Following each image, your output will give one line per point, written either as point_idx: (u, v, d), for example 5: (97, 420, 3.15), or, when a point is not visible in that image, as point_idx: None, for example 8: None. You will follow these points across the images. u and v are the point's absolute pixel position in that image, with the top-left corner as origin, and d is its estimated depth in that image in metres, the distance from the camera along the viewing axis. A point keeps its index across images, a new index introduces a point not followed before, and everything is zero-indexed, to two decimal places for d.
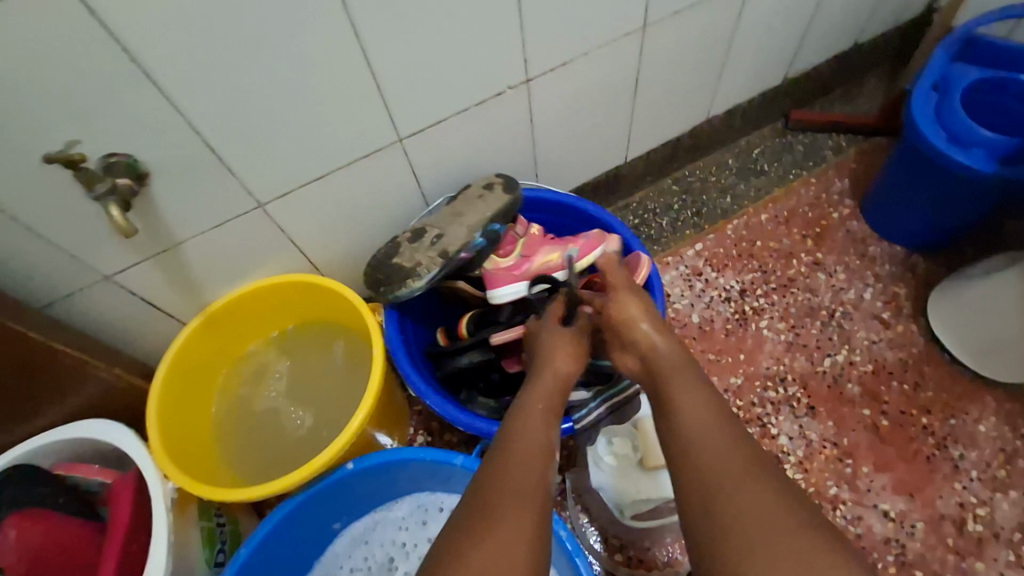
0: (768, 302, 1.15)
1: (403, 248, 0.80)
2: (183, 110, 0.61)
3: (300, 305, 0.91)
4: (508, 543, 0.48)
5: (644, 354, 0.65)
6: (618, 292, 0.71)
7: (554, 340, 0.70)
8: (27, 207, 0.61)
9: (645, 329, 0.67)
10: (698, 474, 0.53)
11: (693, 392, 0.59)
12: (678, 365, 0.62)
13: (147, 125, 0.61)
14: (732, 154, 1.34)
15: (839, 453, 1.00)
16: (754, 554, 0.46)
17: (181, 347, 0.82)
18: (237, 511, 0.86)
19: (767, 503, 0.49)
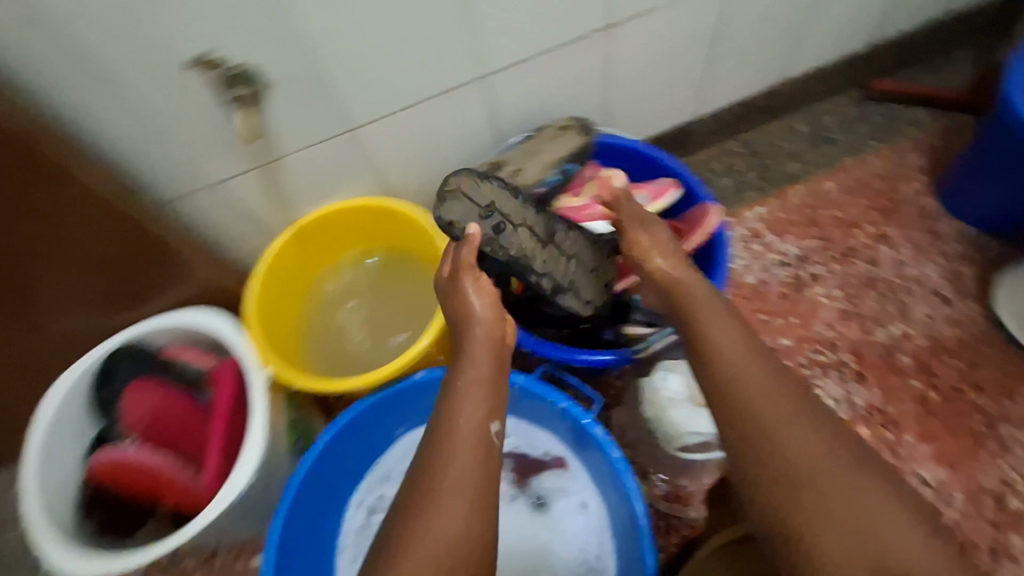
0: (826, 270, 1.15)
1: (480, 180, 0.85)
2: (301, 30, 0.67)
3: (377, 230, 0.97)
4: (446, 523, 0.54)
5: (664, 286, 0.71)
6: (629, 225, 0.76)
7: (467, 293, 0.68)
8: (160, 110, 0.69)
9: (656, 262, 0.72)
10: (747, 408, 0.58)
11: (731, 337, 0.63)
12: (702, 294, 0.68)
13: (270, 41, 0.66)
14: (804, 120, 1.32)
15: (884, 420, 1.02)
16: (801, 495, 0.53)
17: (274, 255, 0.90)
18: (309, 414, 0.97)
19: (818, 446, 0.55)
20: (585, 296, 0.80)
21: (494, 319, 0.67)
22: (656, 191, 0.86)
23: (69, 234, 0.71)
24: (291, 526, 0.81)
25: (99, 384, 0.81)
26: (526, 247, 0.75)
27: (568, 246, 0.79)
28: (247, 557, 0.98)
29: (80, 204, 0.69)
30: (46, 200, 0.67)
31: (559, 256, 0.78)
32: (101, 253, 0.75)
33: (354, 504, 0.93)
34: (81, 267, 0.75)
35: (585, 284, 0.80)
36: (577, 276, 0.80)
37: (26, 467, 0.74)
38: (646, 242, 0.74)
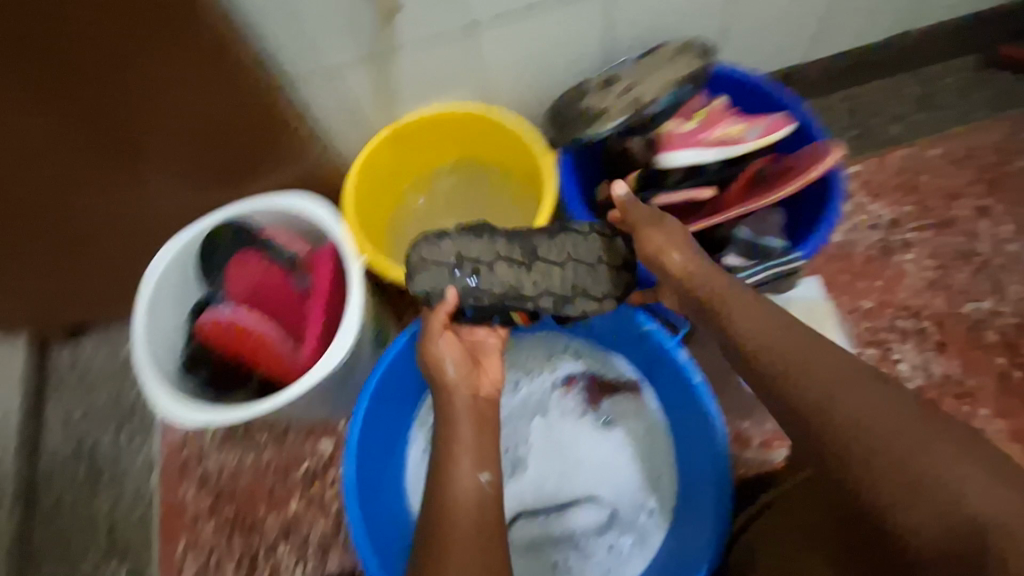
0: (918, 237, 1.11)
1: (593, 93, 0.83)
2: None
3: (472, 140, 0.96)
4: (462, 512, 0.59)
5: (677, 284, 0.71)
6: (640, 227, 0.74)
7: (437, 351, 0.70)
8: None
9: (674, 258, 0.70)
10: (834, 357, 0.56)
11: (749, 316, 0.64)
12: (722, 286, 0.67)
13: None
14: (916, 80, 1.24)
15: (960, 392, 1.00)
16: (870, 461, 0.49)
17: (374, 152, 0.90)
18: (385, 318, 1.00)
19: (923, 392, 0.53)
20: (594, 292, 0.76)
21: (464, 374, 0.69)
22: (772, 125, 0.84)
23: (199, 100, 0.71)
24: (373, 409, 0.85)
25: (203, 255, 0.84)
26: (507, 280, 0.74)
27: (551, 254, 0.76)
28: (317, 439, 1.03)
29: (216, 72, 0.69)
30: (182, 66, 0.66)
31: (544, 268, 0.75)
32: (220, 122, 0.76)
33: (428, 402, 0.96)
34: (199, 133, 0.76)
35: (590, 281, 0.76)
36: (575, 275, 0.76)
37: (138, 319, 0.78)
38: (658, 241, 0.72)
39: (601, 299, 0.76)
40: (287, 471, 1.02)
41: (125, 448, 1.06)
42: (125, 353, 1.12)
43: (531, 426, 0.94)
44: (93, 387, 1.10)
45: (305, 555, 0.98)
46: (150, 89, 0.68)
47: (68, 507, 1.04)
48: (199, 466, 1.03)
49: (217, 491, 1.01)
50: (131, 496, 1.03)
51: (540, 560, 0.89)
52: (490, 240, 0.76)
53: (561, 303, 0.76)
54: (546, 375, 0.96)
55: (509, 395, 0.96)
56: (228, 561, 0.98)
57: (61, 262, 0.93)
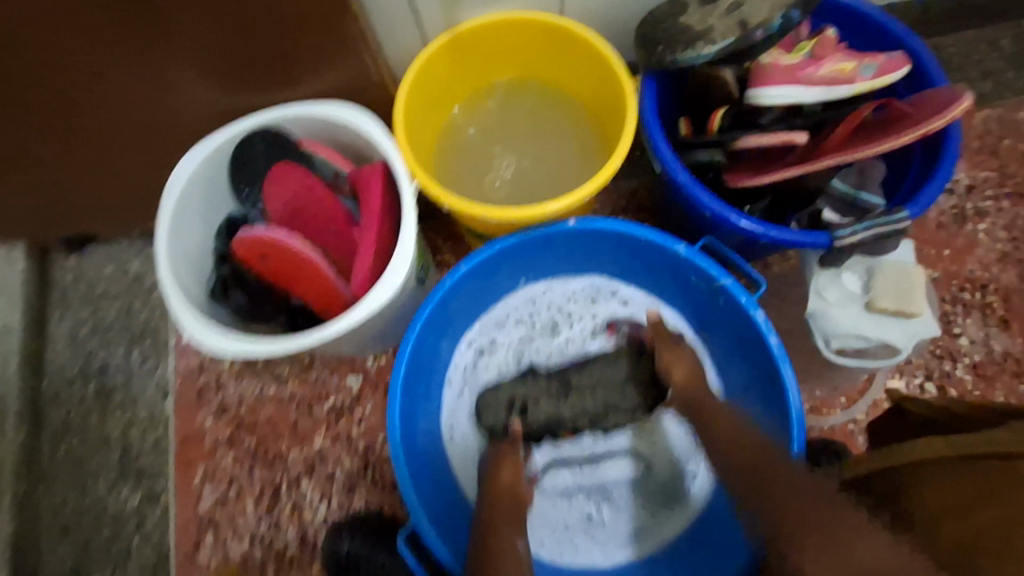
0: (995, 207, 1.04)
1: (692, 10, 0.73)
2: None
3: (539, 56, 0.84)
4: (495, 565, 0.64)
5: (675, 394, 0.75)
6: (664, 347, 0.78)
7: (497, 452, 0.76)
8: None
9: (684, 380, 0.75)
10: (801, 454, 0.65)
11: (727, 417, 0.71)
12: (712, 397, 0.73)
13: None
14: (1013, 32, 1.13)
15: (1018, 371, 0.96)
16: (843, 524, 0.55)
17: (429, 59, 0.79)
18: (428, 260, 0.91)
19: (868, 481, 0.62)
20: (624, 407, 0.80)
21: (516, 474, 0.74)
22: (888, 64, 0.74)
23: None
24: (418, 345, 0.78)
25: (236, 164, 0.75)
26: (550, 411, 0.80)
27: (582, 381, 0.81)
28: (344, 373, 0.97)
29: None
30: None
31: (578, 397, 0.80)
32: (261, 6, 0.62)
33: (465, 341, 0.89)
34: (235, 18, 0.63)
35: (620, 399, 0.80)
36: (607, 396, 0.80)
37: (161, 234, 0.70)
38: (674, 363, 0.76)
39: (633, 410, 0.80)
40: (312, 405, 0.96)
41: (137, 370, 0.99)
42: (135, 269, 1.03)
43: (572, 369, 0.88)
44: (101, 304, 1.02)
45: (329, 492, 0.93)
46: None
47: (77, 428, 0.98)
48: (217, 395, 0.97)
49: (237, 422, 0.96)
50: (145, 421, 0.98)
51: (572, 512, 0.85)
52: (532, 378, 0.83)
53: (597, 422, 0.81)
54: (588, 320, 0.89)
55: (549, 339, 0.89)
56: (248, 494, 0.93)
57: (66, 161, 0.82)
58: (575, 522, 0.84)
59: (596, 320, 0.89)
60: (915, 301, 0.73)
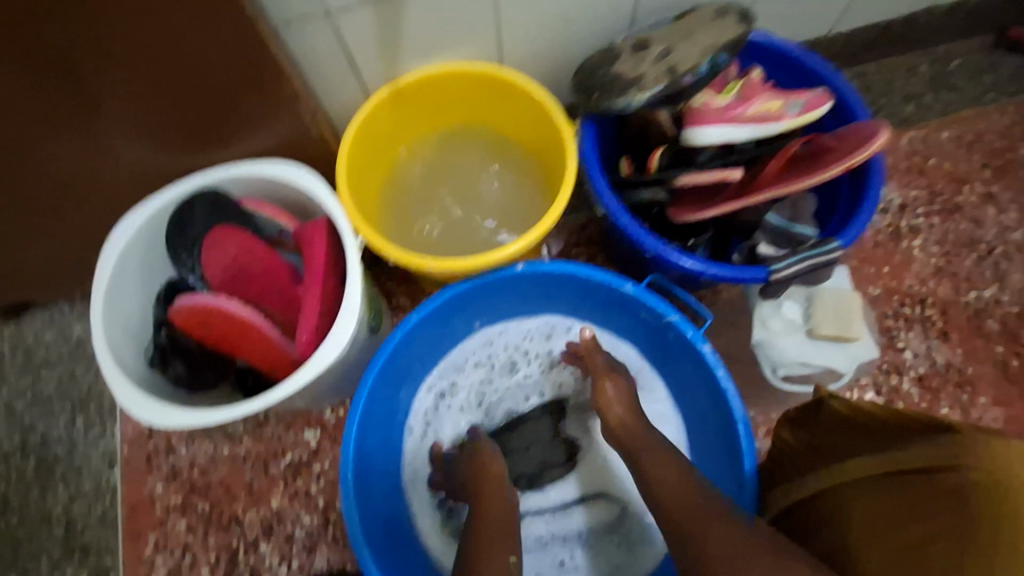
0: (926, 224, 1.09)
1: (623, 57, 0.75)
2: None
3: (482, 103, 0.86)
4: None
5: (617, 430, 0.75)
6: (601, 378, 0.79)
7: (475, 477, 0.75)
8: None
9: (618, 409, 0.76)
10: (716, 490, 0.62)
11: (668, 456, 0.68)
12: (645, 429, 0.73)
13: None
14: (929, 59, 1.20)
15: (960, 380, 1.00)
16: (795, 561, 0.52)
17: (371, 111, 0.79)
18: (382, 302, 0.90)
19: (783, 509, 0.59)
20: (555, 461, 0.87)
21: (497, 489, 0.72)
22: (813, 100, 0.77)
23: (170, 36, 0.58)
24: (372, 399, 0.77)
25: (174, 229, 0.73)
26: None
27: (516, 444, 0.87)
28: (301, 428, 0.94)
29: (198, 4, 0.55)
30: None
31: (514, 459, 0.86)
32: (194, 70, 0.62)
33: (425, 386, 0.88)
34: (168, 81, 0.63)
35: (552, 454, 0.87)
36: (541, 454, 0.87)
37: (96, 306, 0.68)
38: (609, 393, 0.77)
39: (564, 463, 0.87)
40: (268, 463, 0.93)
41: (80, 439, 0.95)
42: (77, 333, 0.99)
43: (528, 406, 0.89)
44: (40, 371, 0.97)
45: (288, 553, 0.90)
46: (111, 16, 0.54)
47: (16, 505, 0.93)
48: (167, 459, 0.93)
49: (189, 486, 0.92)
50: (90, 492, 0.93)
51: (544, 560, 0.84)
52: None
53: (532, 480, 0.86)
54: (544, 355, 0.90)
55: (508, 376, 0.90)
56: (203, 562, 0.90)
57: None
58: (547, 569, 0.83)
59: (552, 354, 0.90)
60: (853, 326, 0.75)
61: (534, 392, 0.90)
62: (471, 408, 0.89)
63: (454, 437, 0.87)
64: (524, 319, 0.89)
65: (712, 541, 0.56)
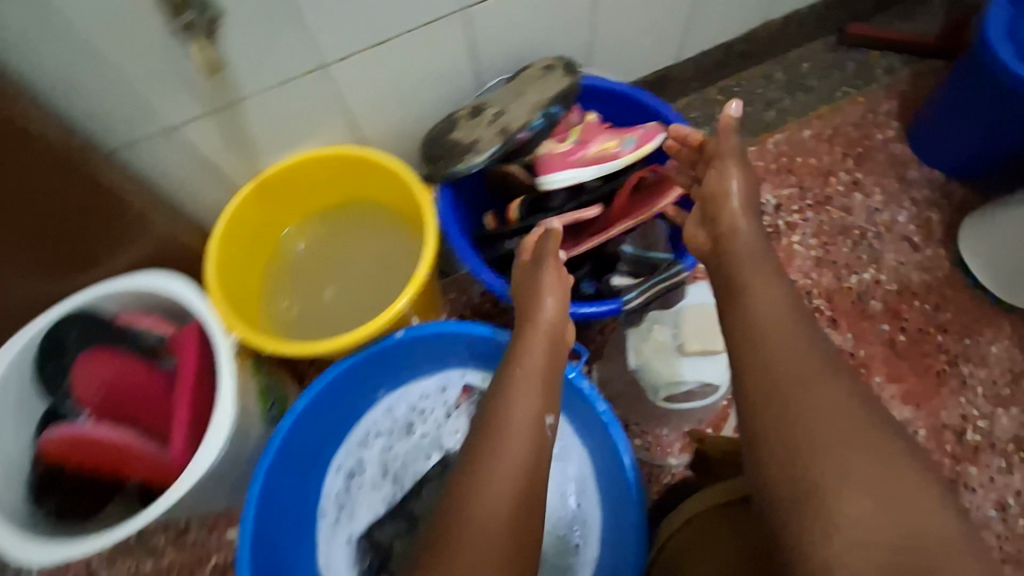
0: (802, 219, 1.16)
1: (460, 124, 0.79)
2: None
3: (350, 181, 0.88)
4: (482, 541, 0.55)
5: (723, 232, 0.71)
6: (723, 160, 0.73)
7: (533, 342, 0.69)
8: (103, 42, 0.59)
9: (735, 207, 0.71)
10: (753, 339, 0.60)
11: (769, 286, 0.64)
12: (749, 248, 0.68)
13: None
14: (782, 66, 1.29)
15: (855, 363, 1.05)
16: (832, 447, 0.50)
17: (235, 210, 0.81)
18: (283, 377, 0.92)
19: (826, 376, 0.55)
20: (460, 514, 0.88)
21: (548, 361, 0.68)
22: (645, 134, 0.82)
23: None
24: (268, 496, 0.78)
25: (45, 357, 0.72)
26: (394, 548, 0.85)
27: (420, 509, 0.86)
28: (222, 529, 0.93)
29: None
30: None
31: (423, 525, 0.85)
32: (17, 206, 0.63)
33: (333, 468, 0.90)
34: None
35: None
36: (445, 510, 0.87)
37: None
38: (729, 185, 0.72)
39: None
40: (192, 571, 0.92)
41: None
42: None
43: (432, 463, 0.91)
44: None
45: None
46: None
47: None
48: None
49: None
50: None
51: None
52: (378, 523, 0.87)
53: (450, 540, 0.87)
54: (439, 408, 0.93)
55: (407, 439, 0.92)
56: None
57: None
58: None
59: (447, 405, 0.93)
60: (717, 338, 0.78)
61: (435, 447, 0.92)
62: (380, 481, 0.91)
63: (373, 514, 0.89)
64: (416, 379, 0.93)
65: (793, 407, 0.54)
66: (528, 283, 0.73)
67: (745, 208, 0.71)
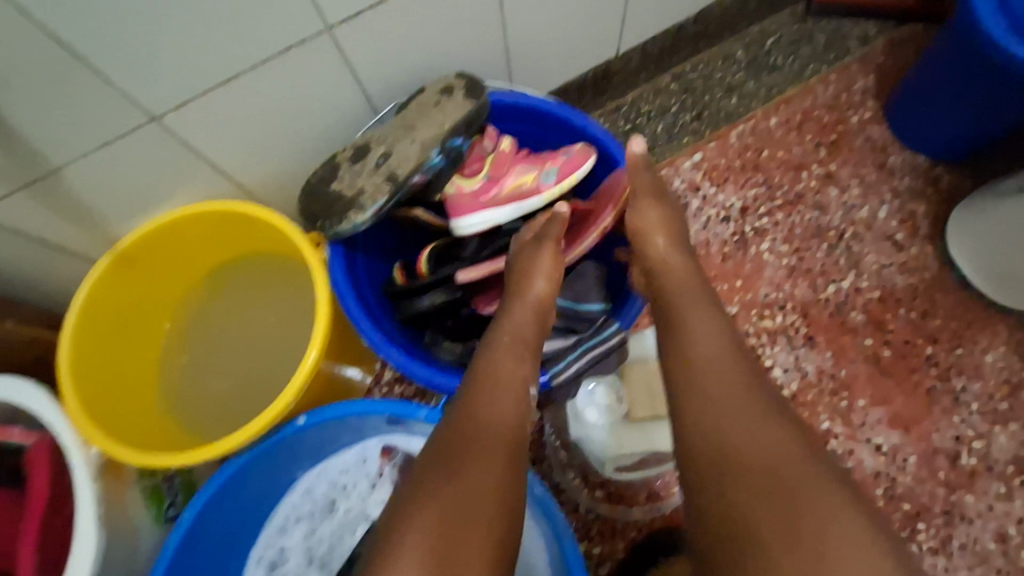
0: (771, 222, 1.03)
1: (342, 170, 0.67)
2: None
3: (235, 238, 0.76)
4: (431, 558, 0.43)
5: (653, 267, 0.60)
6: (642, 195, 0.64)
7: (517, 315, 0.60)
8: None
9: (660, 245, 0.61)
10: (702, 373, 0.49)
11: (704, 313, 0.53)
12: (679, 281, 0.57)
13: None
14: (743, 44, 1.13)
15: (835, 385, 0.94)
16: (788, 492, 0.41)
17: (92, 290, 0.68)
18: None
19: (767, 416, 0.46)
20: None
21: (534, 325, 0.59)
22: (568, 163, 0.70)
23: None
24: None
25: None
26: None
27: None
28: None
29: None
30: None
31: None
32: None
33: (252, 561, 0.80)
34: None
35: None
36: None
37: None
38: (652, 223, 0.63)
39: None
40: None
41: None
42: None
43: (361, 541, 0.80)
44: None
45: None
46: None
47: None
48: None
49: None
50: None
51: None
52: None
53: None
54: (363, 480, 0.82)
55: (328, 521, 0.81)
56: None
57: None
58: None
59: (373, 476, 0.82)
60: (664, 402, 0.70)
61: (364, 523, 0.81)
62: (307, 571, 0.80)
63: None
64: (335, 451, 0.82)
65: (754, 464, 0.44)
66: (521, 259, 0.64)
67: (672, 244, 0.61)
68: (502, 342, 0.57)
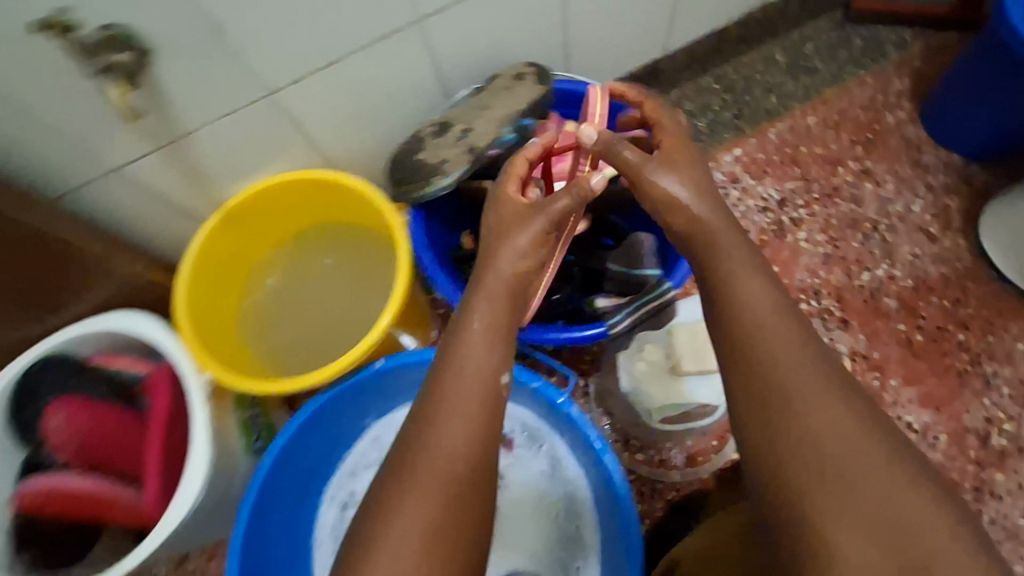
0: (808, 213, 1.09)
1: (426, 143, 0.76)
2: None
3: (322, 204, 0.85)
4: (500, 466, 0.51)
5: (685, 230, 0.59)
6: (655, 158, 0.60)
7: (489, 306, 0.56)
8: (22, 87, 0.56)
9: (687, 203, 0.58)
10: None
11: (755, 280, 0.54)
12: (721, 243, 0.57)
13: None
14: (783, 47, 1.20)
15: (867, 366, 0.99)
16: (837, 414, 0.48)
17: (204, 240, 0.78)
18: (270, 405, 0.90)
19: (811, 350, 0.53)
20: None
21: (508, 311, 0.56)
22: None
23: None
24: (255, 530, 0.76)
25: (20, 402, 0.71)
26: None
27: None
28: (221, 558, 0.95)
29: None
30: None
31: None
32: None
33: (327, 499, 0.89)
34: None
35: None
36: None
37: None
38: (674, 184, 0.58)
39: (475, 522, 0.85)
40: None
41: None
42: None
43: None
44: None
45: None
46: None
47: None
48: None
49: None
50: None
51: None
52: None
53: None
54: None
55: None
56: None
57: None
58: None
59: None
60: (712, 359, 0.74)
61: None
62: None
63: None
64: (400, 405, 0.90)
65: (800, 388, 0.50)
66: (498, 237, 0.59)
67: (698, 201, 0.58)
68: (469, 332, 0.55)
